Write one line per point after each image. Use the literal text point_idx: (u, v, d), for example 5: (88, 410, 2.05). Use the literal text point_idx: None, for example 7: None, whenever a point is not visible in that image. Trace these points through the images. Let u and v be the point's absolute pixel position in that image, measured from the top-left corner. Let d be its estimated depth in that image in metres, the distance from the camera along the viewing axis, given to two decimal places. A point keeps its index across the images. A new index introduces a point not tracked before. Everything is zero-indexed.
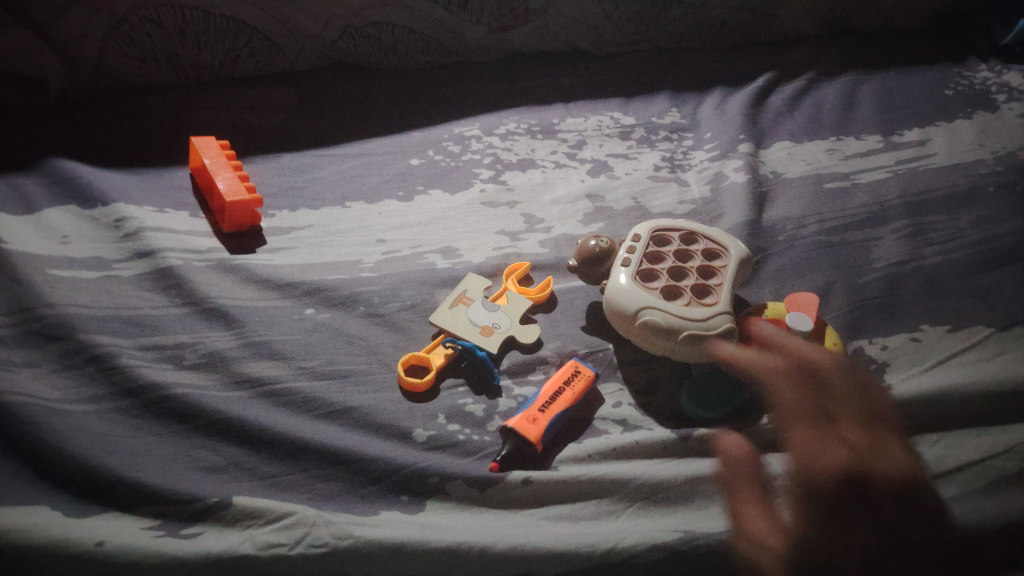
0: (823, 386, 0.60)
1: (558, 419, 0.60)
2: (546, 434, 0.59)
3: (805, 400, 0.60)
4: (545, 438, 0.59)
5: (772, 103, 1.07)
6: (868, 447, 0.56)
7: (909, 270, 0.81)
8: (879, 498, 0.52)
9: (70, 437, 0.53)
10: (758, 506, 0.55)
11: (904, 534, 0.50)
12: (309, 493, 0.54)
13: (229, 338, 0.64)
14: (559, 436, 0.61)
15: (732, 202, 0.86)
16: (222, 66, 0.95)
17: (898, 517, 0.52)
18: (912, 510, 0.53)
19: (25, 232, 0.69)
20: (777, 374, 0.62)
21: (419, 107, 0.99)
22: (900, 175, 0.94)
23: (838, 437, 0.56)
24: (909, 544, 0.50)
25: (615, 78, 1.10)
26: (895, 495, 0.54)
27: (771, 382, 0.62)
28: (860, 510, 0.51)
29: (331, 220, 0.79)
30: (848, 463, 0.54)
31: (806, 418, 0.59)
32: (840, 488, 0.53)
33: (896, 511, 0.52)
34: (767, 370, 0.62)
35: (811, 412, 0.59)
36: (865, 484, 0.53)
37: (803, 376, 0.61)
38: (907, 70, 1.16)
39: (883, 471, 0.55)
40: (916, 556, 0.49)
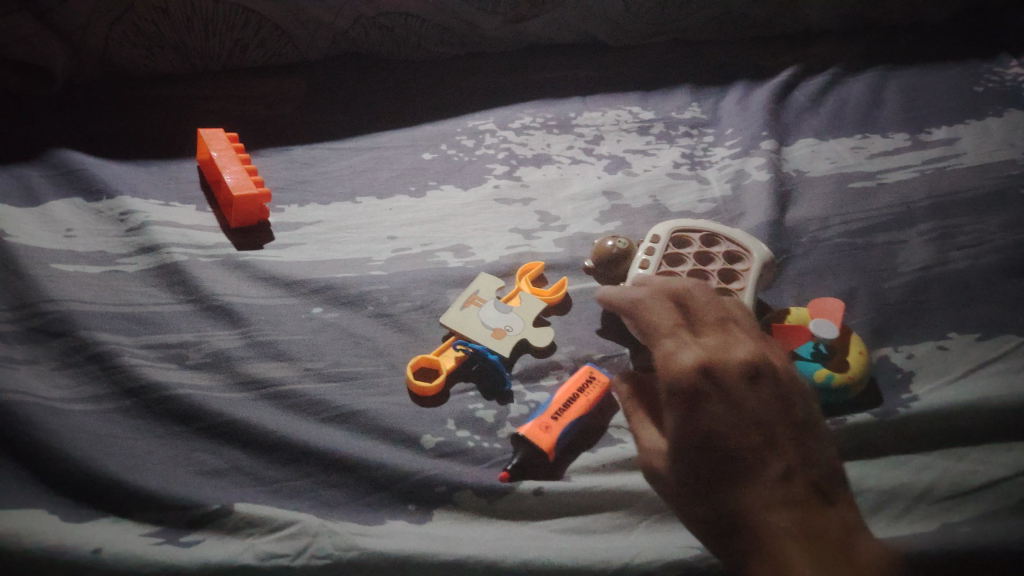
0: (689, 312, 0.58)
1: (572, 427, 0.58)
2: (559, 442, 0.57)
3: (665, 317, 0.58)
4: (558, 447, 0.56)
5: (795, 99, 1.04)
6: (722, 343, 0.55)
7: (937, 274, 0.78)
8: (727, 389, 0.51)
9: (68, 438, 0.52)
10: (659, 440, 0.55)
11: (756, 417, 0.49)
12: (312, 501, 0.52)
13: (233, 337, 0.62)
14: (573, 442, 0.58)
15: (753, 201, 0.83)
16: (232, 55, 0.93)
17: (753, 402, 0.50)
18: (763, 388, 0.51)
19: (28, 225, 0.68)
20: (642, 309, 0.60)
21: (432, 100, 0.97)
22: (928, 175, 0.91)
23: (687, 345, 0.55)
24: (763, 426, 0.49)
25: (634, 72, 1.07)
26: (748, 380, 0.52)
27: (647, 310, 0.60)
28: (711, 402, 0.51)
29: (340, 216, 0.77)
30: (695, 363, 0.53)
31: (655, 333, 0.58)
32: (689, 387, 0.52)
33: (750, 394, 0.51)
34: (642, 304, 0.60)
35: (673, 324, 0.57)
36: (716, 379, 0.52)
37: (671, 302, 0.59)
38: (935, 66, 1.12)
39: (734, 359, 0.53)
40: (770, 438, 0.48)
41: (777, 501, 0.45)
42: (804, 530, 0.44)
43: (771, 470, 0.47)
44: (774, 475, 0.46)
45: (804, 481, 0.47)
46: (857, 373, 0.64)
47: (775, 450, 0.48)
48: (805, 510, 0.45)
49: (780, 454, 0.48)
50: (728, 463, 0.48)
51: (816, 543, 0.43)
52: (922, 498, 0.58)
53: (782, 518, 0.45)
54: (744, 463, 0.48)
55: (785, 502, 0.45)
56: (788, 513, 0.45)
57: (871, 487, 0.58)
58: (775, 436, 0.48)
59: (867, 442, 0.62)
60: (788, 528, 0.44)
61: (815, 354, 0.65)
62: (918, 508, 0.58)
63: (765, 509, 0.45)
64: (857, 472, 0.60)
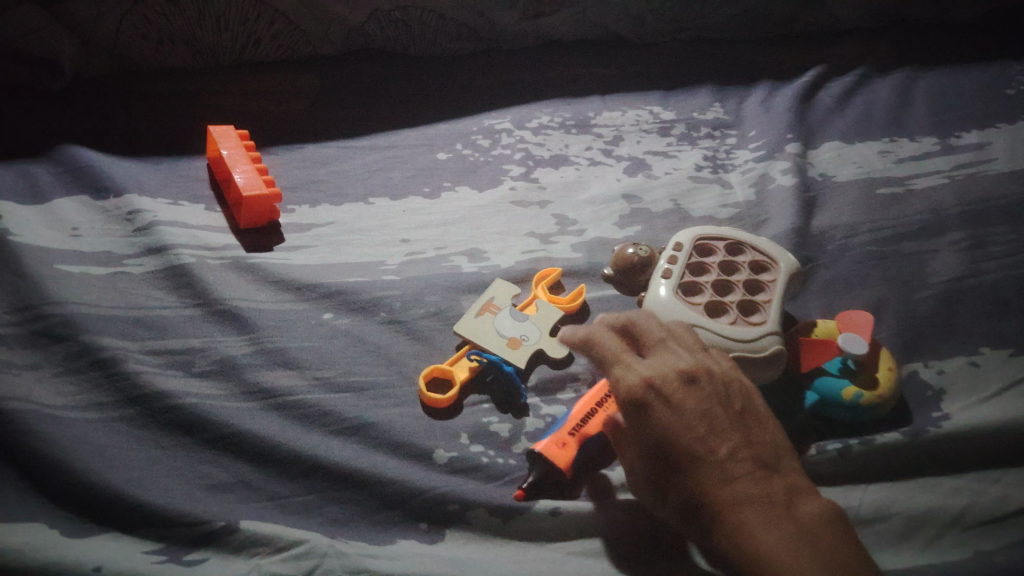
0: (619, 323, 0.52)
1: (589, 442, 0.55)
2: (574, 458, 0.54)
3: (601, 334, 0.50)
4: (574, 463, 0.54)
5: (821, 100, 1.01)
6: (662, 346, 0.51)
7: (968, 286, 0.75)
8: (672, 396, 0.47)
9: (69, 449, 0.50)
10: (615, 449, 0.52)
11: (703, 413, 0.47)
12: (320, 518, 0.51)
13: (241, 343, 0.60)
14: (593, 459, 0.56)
15: (778, 207, 0.81)
16: (243, 49, 0.91)
17: (697, 402, 0.48)
18: (704, 386, 0.48)
19: (34, 224, 0.66)
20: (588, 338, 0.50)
21: (448, 97, 0.94)
22: (958, 181, 0.88)
23: (623, 361, 0.49)
24: (708, 418, 0.47)
25: (654, 70, 1.04)
26: (687, 379, 0.48)
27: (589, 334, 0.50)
28: (658, 413, 0.47)
29: (352, 217, 0.75)
30: (635, 378, 0.48)
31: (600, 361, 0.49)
32: (637, 406, 0.47)
33: (691, 393, 0.48)
34: (588, 334, 0.50)
35: (609, 344, 0.50)
36: (659, 390, 0.47)
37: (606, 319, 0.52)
38: (966, 67, 1.09)
39: (668, 360, 0.49)
40: (716, 428, 0.47)
41: (733, 487, 0.45)
42: (763, 508, 0.45)
43: (720, 457, 0.46)
44: (724, 463, 0.46)
45: (753, 458, 0.47)
46: (888, 392, 0.60)
47: (721, 439, 0.47)
48: (761, 488, 0.45)
49: (729, 440, 0.47)
50: (682, 461, 0.46)
51: (778, 522, 0.44)
52: (955, 523, 0.55)
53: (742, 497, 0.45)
54: (699, 461, 0.46)
55: (738, 486, 0.45)
56: (745, 495, 0.45)
57: (901, 511, 0.56)
58: (718, 425, 0.47)
59: (896, 464, 0.59)
60: (749, 512, 0.45)
61: (842, 371, 0.61)
62: (950, 535, 0.55)
63: (722, 497, 0.45)
64: (886, 494, 0.57)
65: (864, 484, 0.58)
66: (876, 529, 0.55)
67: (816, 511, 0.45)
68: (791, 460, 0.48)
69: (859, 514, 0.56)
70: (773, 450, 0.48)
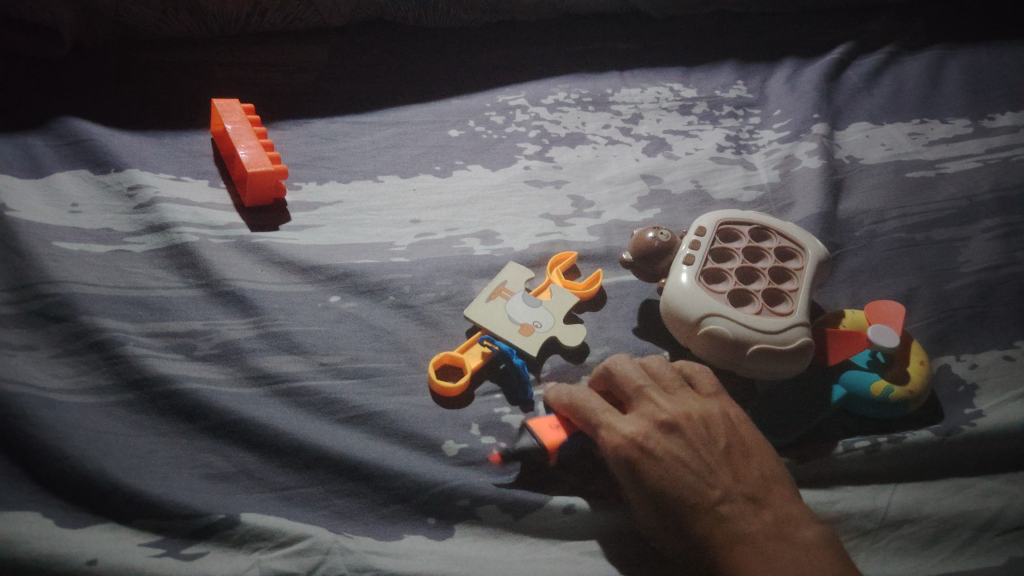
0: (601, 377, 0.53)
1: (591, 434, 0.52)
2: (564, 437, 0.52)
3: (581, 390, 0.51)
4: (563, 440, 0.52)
5: (849, 78, 0.96)
6: (640, 402, 0.51)
7: (1001, 276, 0.72)
8: (657, 446, 0.48)
9: (63, 434, 0.48)
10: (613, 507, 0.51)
11: (689, 462, 0.48)
12: (324, 511, 0.49)
13: (245, 327, 0.58)
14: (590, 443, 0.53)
15: (804, 191, 0.77)
16: (250, 19, 0.87)
17: (682, 450, 0.48)
18: (685, 433, 0.49)
19: (31, 199, 0.64)
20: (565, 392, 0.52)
21: (461, 72, 0.91)
22: (992, 166, 0.84)
23: (604, 417, 0.50)
24: (695, 462, 0.48)
25: (675, 45, 1.01)
26: (669, 427, 0.49)
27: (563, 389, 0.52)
28: (646, 472, 0.47)
29: (361, 197, 0.72)
30: (617, 435, 0.48)
31: (577, 415, 0.51)
32: (624, 462, 0.48)
33: (675, 441, 0.49)
34: (565, 390, 0.52)
35: (588, 397, 0.51)
36: (643, 443, 0.48)
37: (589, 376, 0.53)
38: (1000, 46, 1.05)
39: (648, 409, 0.50)
40: (703, 470, 0.48)
41: (728, 528, 0.46)
42: (759, 545, 0.45)
43: (712, 500, 0.47)
44: (717, 507, 0.46)
45: (742, 497, 0.47)
46: (919, 387, 0.58)
47: (711, 481, 0.48)
48: (752, 525, 0.46)
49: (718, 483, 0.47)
50: (678, 511, 0.46)
51: (775, 556, 0.45)
52: (987, 527, 0.53)
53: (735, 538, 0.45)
54: (692, 510, 0.46)
55: (733, 527, 0.46)
56: (740, 537, 0.46)
57: (931, 514, 0.53)
58: (706, 469, 0.48)
59: (927, 463, 0.56)
60: (745, 552, 0.45)
61: (872, 364, 0.58)
62: (982, 540, 0.52)
63: (720, 540, 0.45)
64: (915, 495, 0.54)
65: (892, 484, 0.55)
66: (903, 533, 0.53)
67: (812, 538, 0.46)
68: (784, 489, 0.48)
69: (888, 516, 0.53)
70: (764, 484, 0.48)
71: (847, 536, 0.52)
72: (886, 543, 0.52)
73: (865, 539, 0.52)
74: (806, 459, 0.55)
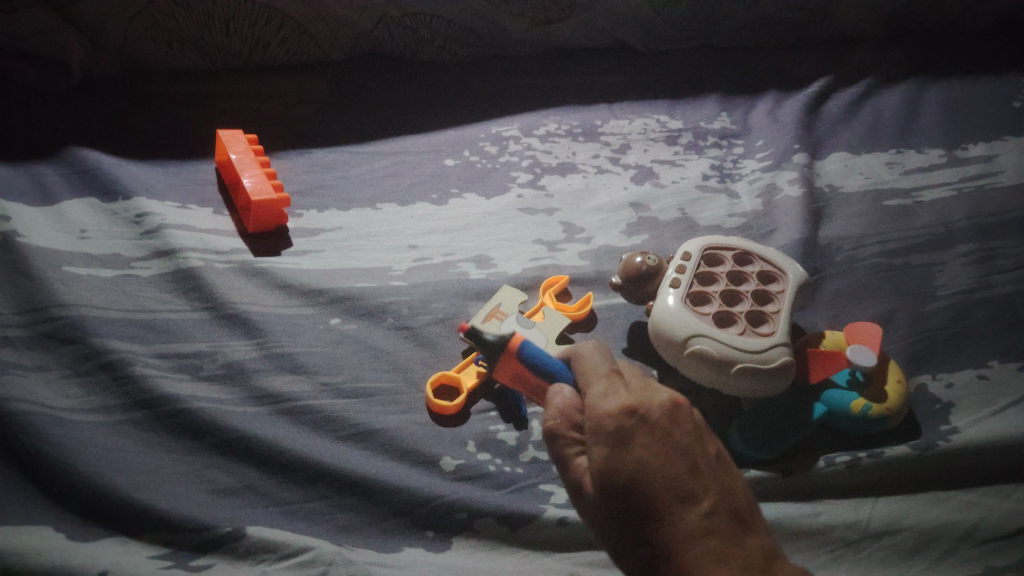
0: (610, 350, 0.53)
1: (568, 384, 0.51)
2: (529, 365, 0.52)
3: (594, 352, 0.51)
4: (522, 366, 0.52)
5: (828, 110, 1.01)
6: (647, 385, 0.49)
7: (976, 300, 0.75)
8: (657, 426, 0.47)
9: (74, 451, 0.50)
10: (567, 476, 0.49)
11: (685, 458, 0.46)
12: (327, 525, 0.50)
13: (249, 348, 0.60)
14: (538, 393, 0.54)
15: (786, 217, 0.81)
16: (252, 52, 0.92)
17: (679, 443, 0.47)
18: (686, 429, 0.48)
19: (42, 225, 0.66)
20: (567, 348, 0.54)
21: (456, 104, 0.95)
22: (966, 194, 0.88)
23: (610, 383, 0.48)
24: (689, 461, 0.46)
25: (661, 78, 1.05)
26: (676, 415, 0.48)
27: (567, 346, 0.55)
28: (637, 449, 0.45)
29: (360, 223, 0.75)
30: (620, 402, 0.47)
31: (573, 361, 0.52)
32: (618, 427, 0.46)
33: (676, 432, 0.47)
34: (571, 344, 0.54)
35: (599, 359, 0.51)
36: (644, 417, 0.46)
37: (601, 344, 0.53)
38: (973, 78, 1.09)
39: (656, 391, 0.49)
40: (694, 472, 0.46)
41: (704, 536, 0.44)
42: (734, 563, 0.44)
43: (698, 506, 0.45)
44: (697, 508, 0.45)
45: (729, 514, 0.46)
46: (897, 404, 0.60)
47: (700, 486, 0.46)
48: (727, 536, 0.45)
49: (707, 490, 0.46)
50: (657, 496, 0.45)
51: None
52: (966, 538, 0.55)
53: (711, 552, 0.44)
54: (671, 500, 0.45)
55: (709, 533, 0.44)
56: (709, 539, 0.44)
57: (912, 525, 0.55)
58: (698, 472, 0.46)
59: (907, 477, 0.58)
60: (710, 555, 0.44)
61: (851, 383, 0.61)
62: (962, 551, 0.54)
63: (688, 539, 0.44)
64: (897, 508, 0.56)
65: (874, 497, 0.57)
66: (886, 544, 0.55)
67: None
68: (762, 525, 0.47)
69: (870, 527, 0.55)
70: (749, 511, 0.47)
71: (830, 548, 0.54)
72: (869, 553, 0.54)
73: (850, 549, 0.54)
74: (790, 472, 0.58)
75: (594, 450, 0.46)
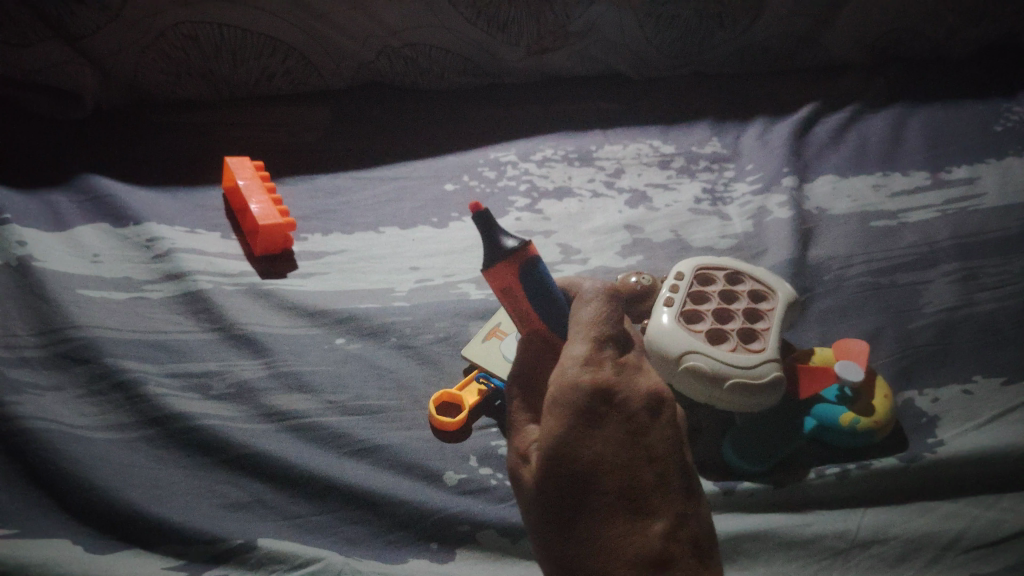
0: (614, 298, 0.53)
1: (554, 326, 0.54)
2: (526, 284, 0.53)
3: (593, 306, 0.52)
4: (519, 281, 0.53)
5: (816, 135, 1.04)
6: (634, 375, 0.50)
7: (960, 317, 0.77)
8: (626, 417, 0.48)
9: (92, 466, 0.52)
10: (517, 432, 0.51)
11: (649, 465, 0.47)
12: (335, 537, 0.52)
13: (257, 368, 0.62)
14: (513, 312, 0.55)
15: (775, 237, 0.83)
16: (257, 83, 0.98)
17: (647, 448, 0.48)
18: (657, 435, 0.48)
19: (56, 250, 0.68)
20: (572, 287, 0.57)
21: (456, 131, 0.98)
22: (950, 215, 0.90)
23: (595, 352, 0.49)
24: (652, 472, 0.47)
25: (653, 104, 1.09)
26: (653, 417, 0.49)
27: (574, 285, 0.58)
28: (597, 441, 0.47)
29: (364, 246, 0.77)
30: (596, 378, 0.48)
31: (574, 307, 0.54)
32: (584, 402, 0.47)
33: (647, 435, 0.48)
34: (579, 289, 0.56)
35: (596, 316, 0.51)
36: (617, 405, 0.48)
37: (607, 293, 0.53)
38: (956, 103, 1.13)
39: (639, 380, 0.50)
40: (656, 484, 0.47)
41: (644, 554, 0.45)
42: None
43: (647, 522, 0.46)
44: (647, 521, 0.46)
45: (681, 541, 0.46)
46: (884, 418, 0.62)
47: (657, 501, 0.47)
48: (673, 560, 0.45)
49: (664, 507, 0.47)
50: (603, 492, 0.46)
51: None
52: (949, 547, 0.57)
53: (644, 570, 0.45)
54: (618, 501, 0.46)
55: (650, 551, 0.45)
56: (649, 557, 0.45)
57: (899, 534, 0.57)
58: (660, 484, 0.47)
59: (893, 488, 0.60)
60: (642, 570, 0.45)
61: (840, 398, 0.63)
62: (945, 559, 0.56)
63: (624, 548, 0.45)
64: (884, 518, 0.58)
65: (862, 508, 0.59)
66: (873, 552, 0.56)
67: None
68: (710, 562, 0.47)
69: (857, 537, 0.57)
70: (704, 545, 0.47)
71: (820, 558, 0.56)
72: (857, 563, 0.56)
73: (838, 558, 0.56)
74: (781, 484, 0.59)
75: (551, 418, 0.47)
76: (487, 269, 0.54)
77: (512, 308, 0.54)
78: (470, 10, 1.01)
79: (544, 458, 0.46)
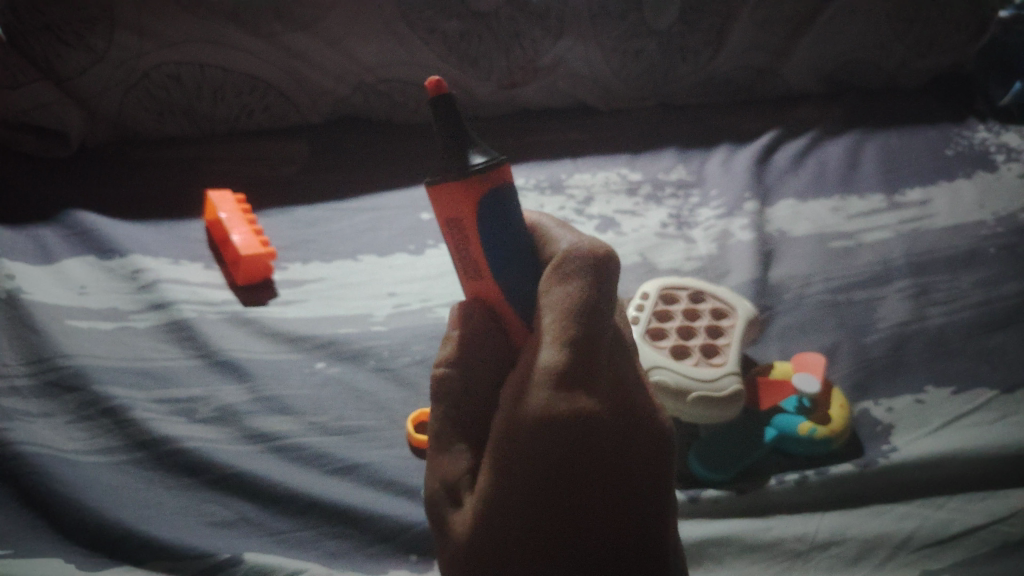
0: (602, 275, 0.44)
1: (498, 275, 0.49)
2: (476, 215, 0.47)
3: (574, 286, 0.43)
4: (467, 211, 0.47)
5: (776, 162, 1.09)
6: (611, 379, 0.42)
7: (913, 330, 0.81)
8: (595, 428, 0.40)
9: (83, 489, 0.54)
10: (445, 449, 0.44)
11: (614, 479, 0.40)
12: (317, 551, 0.54)
13: (240, 392, 0.64)
14: (455, 244, 0.49)
15: (738, 260, 0.88)
16: (238, 119, 1.02)
17: (615, 460, 0.40)
18: (630, 445, 0.40)
19: (44, 283, 0.71)
20: (539, 231, 0.50)
21: (430, 162, 1.02)
22: (904, 235, 0.95)
23: (567, 355, 0.41)
24: (616, 486, 0.40)
25: (622, 134, 1.14)
26: (631, 431, 0.41)
27: (543, 230, 0.50)
28: (555, 452, 0.39)
29: (343, 273, 0.80)
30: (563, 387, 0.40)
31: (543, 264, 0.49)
32: (545, 416, 0.39)
33: (619, 446, 0.40)
34: (554, 246, 0.49)
35: (570, 301, 0.42)
36: (585, 416, 0.39)
37: (593, 269, 0.44)
38: (909, 129, 1.18)
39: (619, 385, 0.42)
40: (618, 499, 0.40)
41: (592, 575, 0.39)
42: None
43: (599, 541, 0.40)
44: (604, 542, 0.40)
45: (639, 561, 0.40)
46: (839, 427, 0.66)
47: (618, 517, 0.40)
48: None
49: (623, 524, 0.40)
50: (554, 534, 0.39)
51: None
52: (902, 545, 0.58)
53: None
54: (571, 518, 0.39)
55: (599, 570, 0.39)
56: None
57: (855, 535, 0.59)
58: (623, 500, 0.40)
59: (851, 493, 0.63)
60: None
61: (798, 409, 0.67)
62: (899, 557, 0.58)
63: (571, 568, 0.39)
64: (842, 520, 0.60)
65: (822, 512, 0.62)
66: (831, 552, 0.58)
67: None
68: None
69: (816, 539, 0.59)
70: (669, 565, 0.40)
71: (780, 559, 0.58)
72: (817, 563, 0.58)
73: (798, 560, 0.58)
74: (744, 491, 0.62)
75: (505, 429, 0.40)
76: (434, 187, 0.47)
77: (457, 241, 0.49)
78: (441, 47, 1.06)
79: (483, 500, 0.40)
